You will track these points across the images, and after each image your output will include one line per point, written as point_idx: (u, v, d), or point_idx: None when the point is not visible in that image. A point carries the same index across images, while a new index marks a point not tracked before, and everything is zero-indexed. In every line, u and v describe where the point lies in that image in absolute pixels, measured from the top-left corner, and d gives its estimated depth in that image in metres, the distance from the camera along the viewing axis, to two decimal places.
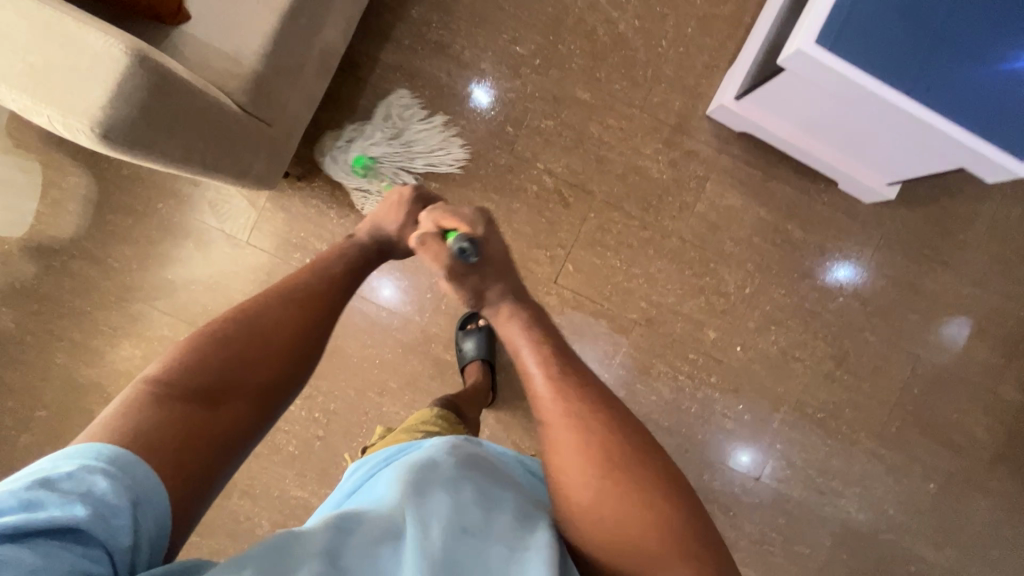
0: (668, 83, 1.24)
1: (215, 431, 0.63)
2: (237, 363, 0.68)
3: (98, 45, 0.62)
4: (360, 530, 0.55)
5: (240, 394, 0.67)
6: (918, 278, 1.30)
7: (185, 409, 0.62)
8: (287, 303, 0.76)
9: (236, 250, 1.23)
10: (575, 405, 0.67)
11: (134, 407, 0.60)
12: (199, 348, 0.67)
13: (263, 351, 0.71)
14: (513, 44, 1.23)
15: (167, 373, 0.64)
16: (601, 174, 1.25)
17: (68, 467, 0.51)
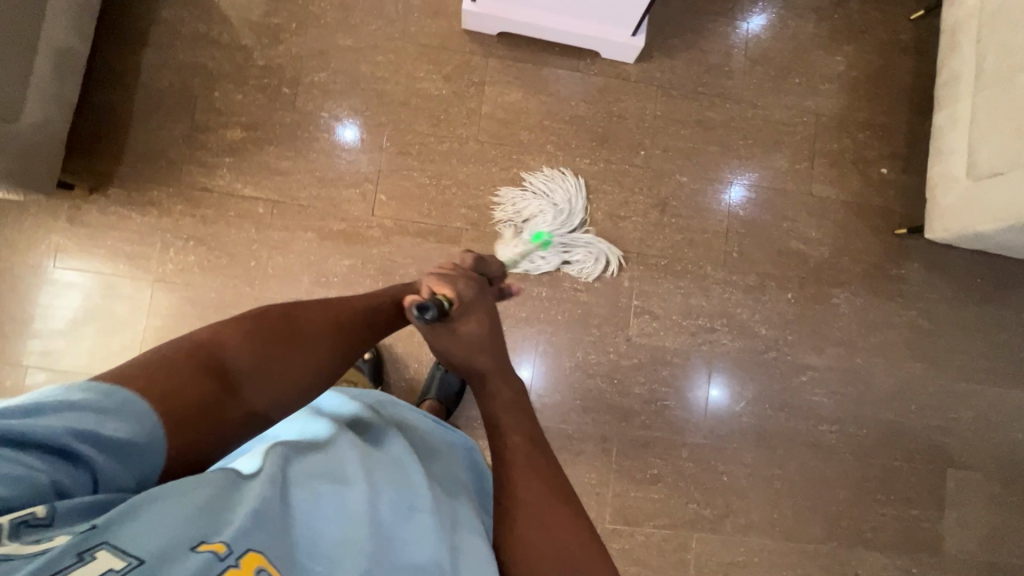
0: (419, 12, 1.35)
1: (226, 416, 0.61)
2: (283, 345, 0.68)
3: None
4: (308, 476, 0.59)
5: (269, 378, 0.65)
6: (703, 114, 1.40)
7: (205, 384, 0.60)
8: (332, 306, 0.77)
9: (46, 277, 1.22)
10: (540, 462, 0.70)
11: (161, 363, 0.59)
12: (250, 327, 0.68)
13: (305, 342, 0.70)
14: (269, 17, 1.31)
15: (217, 335, 0.65)
16: (385, 106, 1.32)
17: (82, 394, 0.52)
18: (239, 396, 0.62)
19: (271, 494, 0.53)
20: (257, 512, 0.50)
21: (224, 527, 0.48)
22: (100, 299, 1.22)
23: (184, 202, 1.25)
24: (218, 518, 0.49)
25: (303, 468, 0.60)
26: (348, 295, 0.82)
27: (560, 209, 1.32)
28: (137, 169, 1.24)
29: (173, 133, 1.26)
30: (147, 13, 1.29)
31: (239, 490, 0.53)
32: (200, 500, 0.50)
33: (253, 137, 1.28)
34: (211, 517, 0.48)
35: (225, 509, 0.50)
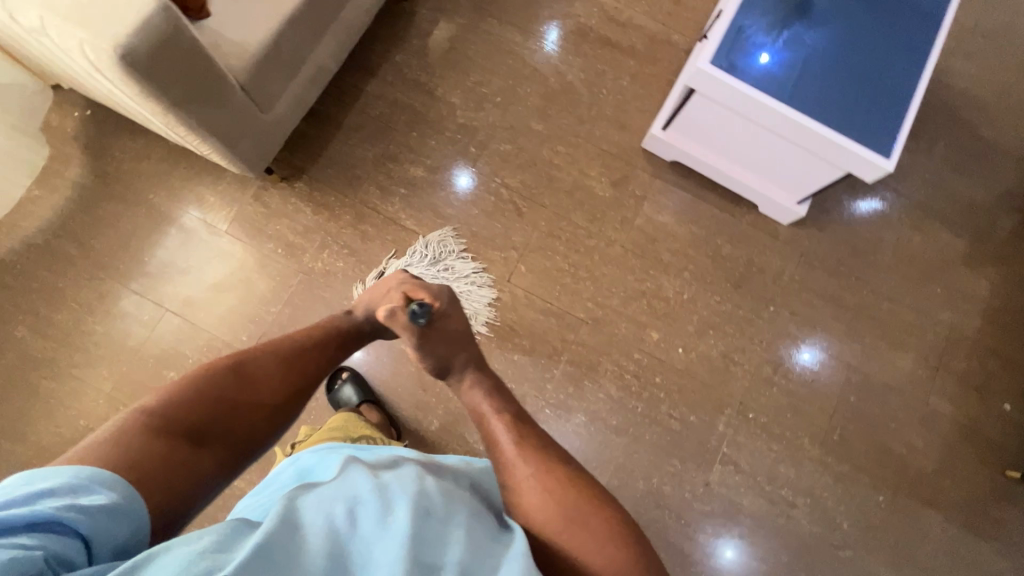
0: (607, 121, 1.48)
1: (195, 468, 0.68)
2: (225, 407, 0.74)
3: None
4: (325, 500, 0.55)
5: (220, 433, 0.73)
6: (838, 292, 1.43)
7: (166, 447, 0.67)
8: (276, 357, 0.83)
9: (214, 238, 1.34)
10: (536, 453, 0.73)
11: (108, 439, 0.65)
12: (193, 388, 0.73)
13: (248, 397, 0.77)
14: (479, 85, 1.47)
15: (159, 403, 0.70)
16: (552, 190, 1.43)
17: (56, 481, 0.56)
18: (200, 451, 0.70)
19: (277, 527, 0.51)
20: (252, 552, 0.47)
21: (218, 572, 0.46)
22: (250, 272, 1.33)
23: (353, 214, 1.37)
24: (217, 565, 0.47)
25: (317, 498, 0.56)
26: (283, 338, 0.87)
27: (437, 267, 1.35)
28: (326, 174, 1.38)
29: (366, 154, 1.40)
30: (384, 52, 1.47)
31: (242, 539, 0.51)
32: (199, 549, 0.48)
33: (430, 179, 1.40)
34: (207, 566, 0.47)
35: (223, 556, 0.48)
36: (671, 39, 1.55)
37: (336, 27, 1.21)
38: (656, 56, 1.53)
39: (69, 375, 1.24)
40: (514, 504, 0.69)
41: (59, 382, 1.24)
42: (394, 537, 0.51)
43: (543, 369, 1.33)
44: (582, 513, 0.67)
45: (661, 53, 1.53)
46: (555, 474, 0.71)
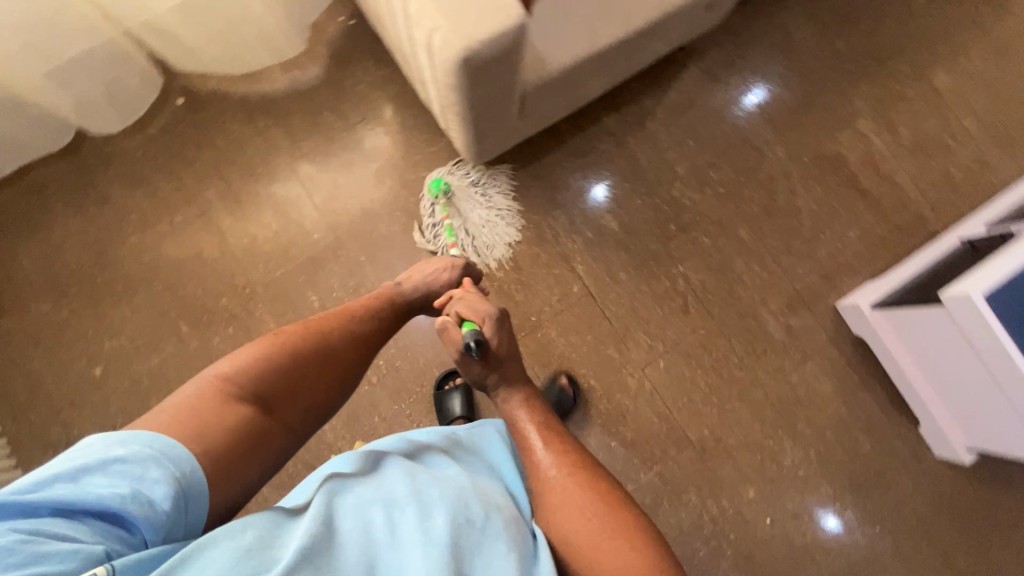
0: (813, 263, 1.39)
1: (263, 433, 0.69)
2: (296, 378, 0.74)
3: (506, 2, 0.76)
4: (359, 503, 0.62)
5: (290, 401, 0.73)
6: (956, 551, 1.31)
7: (242, 412, 0.67)
8: (342, 333, 0.83)
9: (403, 192, 1.35)
10: (568, 468, 0.75)
11: (168, 409, 0.64)
12: (265, 355, 0.73)
13: (318, 369, 0.77)
14: (709, 166, 1.40)
15: (228, 368, 0.70)
16: (726, 303, 1.35)
17: (114, 449, 0.56)
18: (269, 416, 0.70)
19: (319, 529, 0.58)
20: (301, 550, 0.55)
21: (274, 566, 0.53)
22: (419, 240, 1.33)
23: (534, 233, 1.34)
24: (269, 561, 0.54)
25: (357, 497, 0.63)
26: (340, 311, 0.87)
27: (477, 189, 1.33)
28: (528, 183, 1.36)
29: (573, 182, 1.37)
30: (637, 91, 1.41)
31: (287, 533, 0.58)
32: (248, 543, 0.55)
33: (620, 235, 1.36)
34: (258, 562, 0.54)
35: (275, 548, 0.56)
36: (921, 214, 1.42)
37: (623, 66, 1.15)
38: (895, 222, 1.41)
39: (230, 252, 1.29)
40: (544, 517, 0.72)
41: (219, 254, 1.29)
42: (424, 544, 0.58)
43: (632, 468, 1.28)
44: (607, 522, 0.70)
45: (902, 222, 1.41)
46: (580, 485, 0.74)
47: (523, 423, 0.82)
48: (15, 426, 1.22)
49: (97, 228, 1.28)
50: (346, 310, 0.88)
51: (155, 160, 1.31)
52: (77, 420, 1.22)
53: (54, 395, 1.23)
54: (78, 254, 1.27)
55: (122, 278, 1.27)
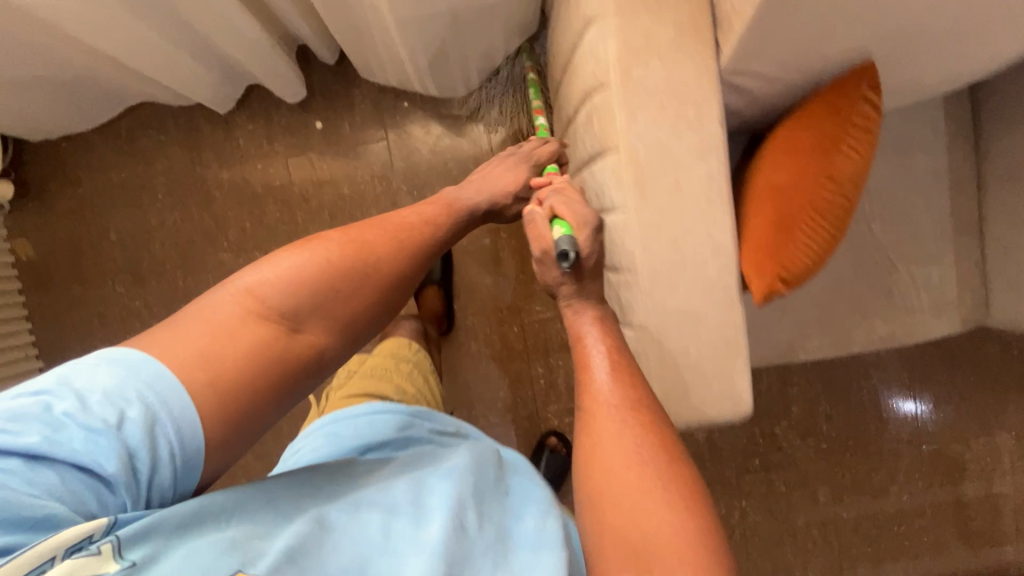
0: (874, 551, 1.31)
1: (298, 358, 0.54)
2: (327, 289, 0.57)
3: (737, 393, 0.62)
4: (356, 500, 0.50)
5: (326, 317, 0.56)
6: None
7: (262, 332, 0.52)
8: (388, 242, 0.63)
9: (509, 316, 1.22)
10: (631, 397, 0.52)
11: (168, 323, 0.52)
12: (296, 269, 0.56)
13: (367, 291, 0.60)
14: (824, 416, 1.28)
15: (250, 278, 0.54)
16: (771, 554, 1.29)
17: (100, 376, 0.46)
18: (297, 334, 0.55)
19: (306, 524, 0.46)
20: (286, 551, 0.43)
21: (259, 562, 0.41)
22: (505, 373, 1.23)
23: None
24: (257, 554, 0.42)
25: (352, 497, 0.51)
26: (392, 215, 0.67)
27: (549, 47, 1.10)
28: None
29: None
30: None
31: (286, 524, 0.46)
32: (231, 534, 0.43)
33: (701, 448, 1.28)
34: (229, 551, 0.42)
35: (249, 542, 0.43)
36: (1007, 551, 1.32)
37: None
38: (977, 548, 1.31)
39: None
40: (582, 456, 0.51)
41: None
42: (446, 528, 0.48)
43: None
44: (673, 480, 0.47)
45: (985, 551, 1.31)
46: (632, 409, 0.51)
47: (582, 335, 0.58)
48: None
49: (191, 231, 1.18)
50: (396, 213, 0.68)
51: (273, 185, 1.18)
52: None
53: None
54: (166, 248, 1.18)
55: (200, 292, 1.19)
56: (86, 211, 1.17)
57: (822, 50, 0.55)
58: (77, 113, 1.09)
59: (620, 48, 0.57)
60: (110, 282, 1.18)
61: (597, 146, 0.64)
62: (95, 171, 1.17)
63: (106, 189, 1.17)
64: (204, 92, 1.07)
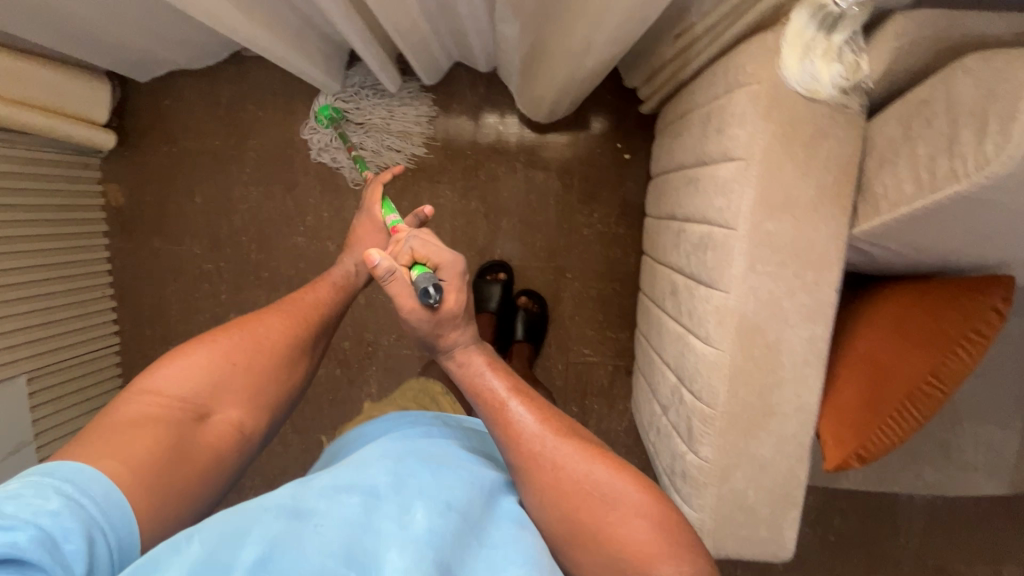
0: None
1: (216, 439, 0.61)
2: (229, 368, 0.65)
3: (783, 539, 0.65)
4: (331, 487, 0.47)
5: (230, 402, 0.64)
6: None
7: (172, 422, 0.58)
8: (280, 319, 0.73)
9: (556, 353, 1.24)
10: (550, 429, 0.56)
11: (88, 435, 0.55)
12: (192, 367, 0.63)
13: (261, 362, 0.68)
14: (835, 508, 1.30)
15: (150, 381, 0.60)
16: None
17: (31, 504, 0.43)
18: (207, 420, 0.61)
19: (282, 525, 0.42)
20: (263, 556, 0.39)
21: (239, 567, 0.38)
22: None
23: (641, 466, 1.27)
24: (222, 570, 0.38)
25: (321, 485, 0.48)
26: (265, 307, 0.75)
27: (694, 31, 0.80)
28: None
29: None
30: None
31: (249, 531, 0.41)
32: (206, 547, 0.39)
33: None
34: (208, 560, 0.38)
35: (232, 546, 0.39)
36: None
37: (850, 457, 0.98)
38: None
39: (373, 306, 1.24)
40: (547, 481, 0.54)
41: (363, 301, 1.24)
42: (437, 515, 0.46)
43: None
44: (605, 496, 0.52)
45: None
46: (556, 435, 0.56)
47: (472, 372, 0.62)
48: (130, 332, 1.29)
49: (271, 211, 1.22)
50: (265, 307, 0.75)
51: (356, 182, 1.19)
52: None
53: (169, 328, 1.28)
54: (245, 221, 1.22)
55: (270, 268, 1.24)
56: (177, 171, 1.21)
57: (966, 253, 0.54)
58: (178, 61, 1.09)
59: (755, 203, 0.57)
60: (189, 242, 1.24)
61: (704, 279, 0.64)
62: (191, 134, 1.20)
63: (199, 153, 1.21)
64: (317, 81, 1.05)
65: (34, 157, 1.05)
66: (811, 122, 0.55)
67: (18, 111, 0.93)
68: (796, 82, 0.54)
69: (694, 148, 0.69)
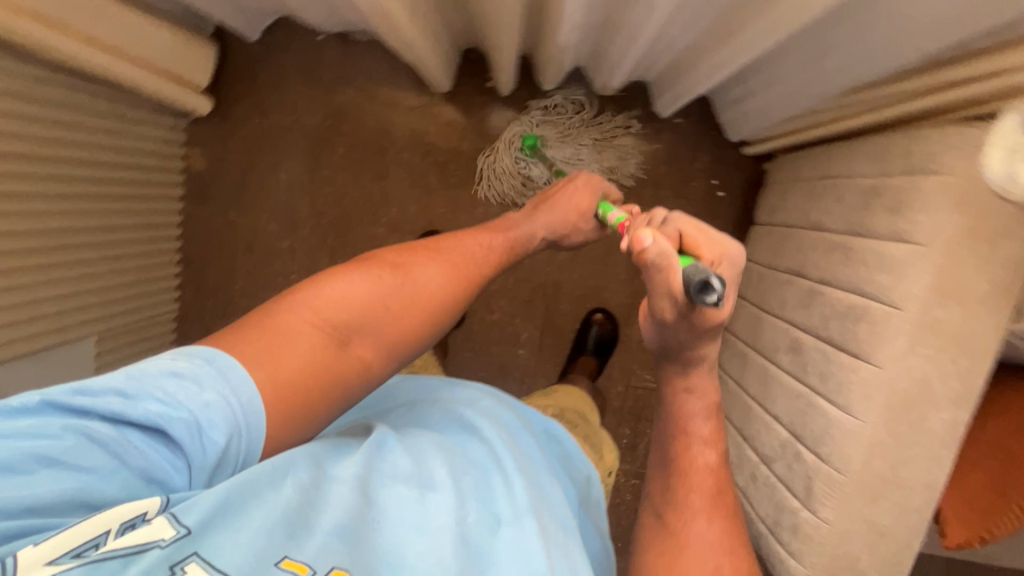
0: None
1: (345, 372, 0.56)
2: (378, 308, 0.61)
3: None
4: (398, 468, 0.50)
5: (375, 338, 0.60)
6: None
7: (321, 336, 0.55)
8: (437, 266, 0.69)
9: (617, 375, 1.26)
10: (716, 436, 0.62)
11: (243, 326, 0.54)
12: (349, 291, 0.60)
13: (415, 316, 0.63)
14: None
15: (311, 298, 0.58)
16: None
17: (189, 389, 0.45)
18: (347, 347, 0.57)
19: (353, 502, 0.46)
20: (340, 527, 0.43)
21: (308, 542, 0.41)
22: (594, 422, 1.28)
23: None
24: (302, 530, 0.42)
25: (394, 465, 0.50)
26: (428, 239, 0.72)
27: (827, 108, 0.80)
28: None
29: None
30: None
31: (324, 497, 0.46)
32: (286, 502, 0.43)
33: None
34: (286, 527, 0.42)
35: (313, 512, 0.44)
36: None
37: None
38: None
39: None
40: (670, 494, 0.60)
41: None
42: (481, 518, 0.48)
43: None
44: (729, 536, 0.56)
45: None
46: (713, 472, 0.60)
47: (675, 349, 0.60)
48: (191, 300, 1.26)
49: (356, 198, 1.20)
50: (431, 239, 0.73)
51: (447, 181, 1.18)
52: None
53: (232, 302, 1.25)
54: (328, 204, 1.21)
55: (346, 255, 1.22)
56: (265, 144, 1.18)
57: None
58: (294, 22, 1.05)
59: (930, 288, 0.58)
60: (266, 217, 1.21)
61: (850, 347, 0.66)
62: (285, 109, 1.17)
63: (291, 129, 1.18)
64: (433, 74, 1.02)
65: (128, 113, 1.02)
66: (1002, 219, 0.56)
67: (109, 60, 0.88)
68: (994, 177, 0.55)
69: (847, 217, 0.71)
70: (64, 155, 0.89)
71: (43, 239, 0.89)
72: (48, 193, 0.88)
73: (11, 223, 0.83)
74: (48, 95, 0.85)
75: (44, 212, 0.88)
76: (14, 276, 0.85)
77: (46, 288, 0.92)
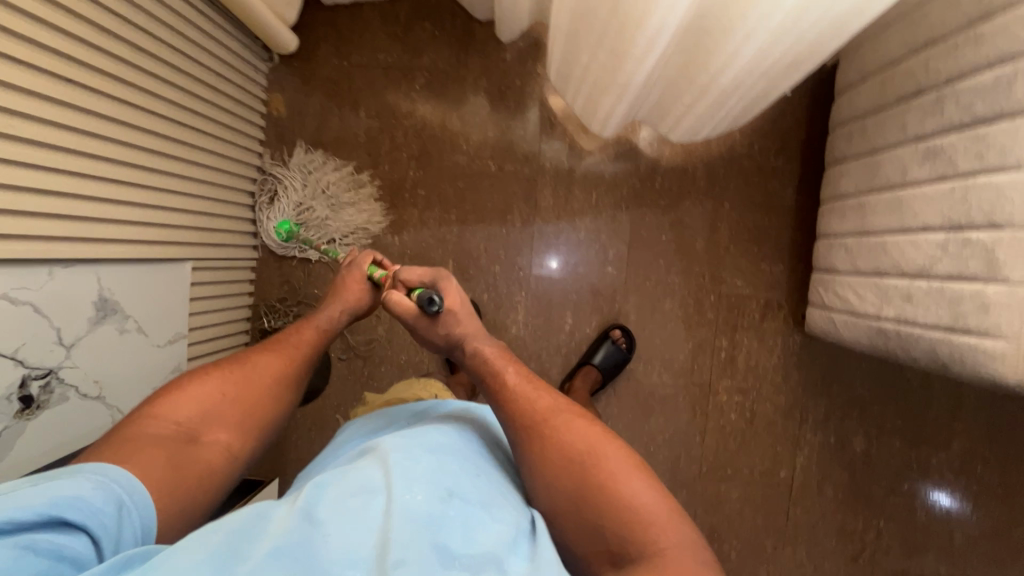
0: None
1: (205, 461, 0.63)
2: (217, 398, 0.68)
3: None
4: (341, 488, 0.53)
5: (227, 424, 0.68)
6: None
7: (168, 435, 0.63)
8: (270, 359, 0.76)
9: (707, 283, 1.25)
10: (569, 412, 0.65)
11: (111, 448, 0.59)
12: (183, 391, 0.67)
13: (250, 403, 0.70)
14: (981, 459, 1.27)
15: (152, 414, 0.64)
16: None
17: (71, 484, 0.51)
18: (197, 443, 0.64)
19: (299, 530, 0.48)
20: (288, 547, 0.46)
21: (243, 567, 0.44)
22: (689, 335, 1.26)
23: (785, 403, 1.27)
24: (236, 560, 0.45)
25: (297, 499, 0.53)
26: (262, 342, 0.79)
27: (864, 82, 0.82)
28: (817, 356, 1.26)
29: (854, 388, 1.27)
30: None
31: (256, 531, 0.48)
32: (219, 543, 0.46)
33: (855, 459, 1.28)
34: (225, 561, 0.45)
35: (252, 547, 0.46)
36: None
37: None
38: None
39: (529, 228, 1.24)
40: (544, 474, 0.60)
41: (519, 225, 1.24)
42: (437, 499, 0.53)
43: None
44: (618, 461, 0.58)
45: None
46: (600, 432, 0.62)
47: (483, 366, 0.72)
48: (269, 250, 1.25)
49: (427, 163, 1.23)
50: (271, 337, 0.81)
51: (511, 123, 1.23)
52: (320, 279, 1.25)
53: (313, 246, 1.25)
54: (408, 138, 1.23)
55: (429, 187, 1.24)
56: (344, 86, 1.22)
57: None
58: None
59: None
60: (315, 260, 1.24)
61: (1004, 111, 0.67)
62: (362, 50, 1.22)
63: (369, 68, 1.22)
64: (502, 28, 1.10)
65: (230, 44, 1.08)
66: None
67: None
68: None
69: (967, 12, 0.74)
70: (169, 59, 0.90)
71: (169, 143, 0.93)
72: (156, 97, 0.89)
73: (151, 120, 0.87)
74: (181, 9, 0.91)
75: (168, 118, 0.92)
76: (148, 171, 0.89)
77: (166, 194, 0.94)
